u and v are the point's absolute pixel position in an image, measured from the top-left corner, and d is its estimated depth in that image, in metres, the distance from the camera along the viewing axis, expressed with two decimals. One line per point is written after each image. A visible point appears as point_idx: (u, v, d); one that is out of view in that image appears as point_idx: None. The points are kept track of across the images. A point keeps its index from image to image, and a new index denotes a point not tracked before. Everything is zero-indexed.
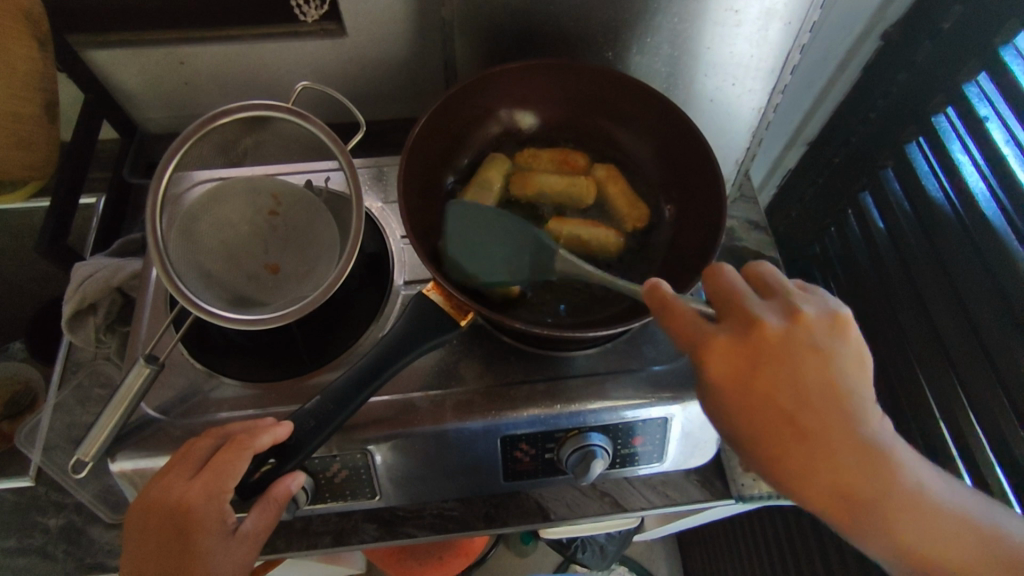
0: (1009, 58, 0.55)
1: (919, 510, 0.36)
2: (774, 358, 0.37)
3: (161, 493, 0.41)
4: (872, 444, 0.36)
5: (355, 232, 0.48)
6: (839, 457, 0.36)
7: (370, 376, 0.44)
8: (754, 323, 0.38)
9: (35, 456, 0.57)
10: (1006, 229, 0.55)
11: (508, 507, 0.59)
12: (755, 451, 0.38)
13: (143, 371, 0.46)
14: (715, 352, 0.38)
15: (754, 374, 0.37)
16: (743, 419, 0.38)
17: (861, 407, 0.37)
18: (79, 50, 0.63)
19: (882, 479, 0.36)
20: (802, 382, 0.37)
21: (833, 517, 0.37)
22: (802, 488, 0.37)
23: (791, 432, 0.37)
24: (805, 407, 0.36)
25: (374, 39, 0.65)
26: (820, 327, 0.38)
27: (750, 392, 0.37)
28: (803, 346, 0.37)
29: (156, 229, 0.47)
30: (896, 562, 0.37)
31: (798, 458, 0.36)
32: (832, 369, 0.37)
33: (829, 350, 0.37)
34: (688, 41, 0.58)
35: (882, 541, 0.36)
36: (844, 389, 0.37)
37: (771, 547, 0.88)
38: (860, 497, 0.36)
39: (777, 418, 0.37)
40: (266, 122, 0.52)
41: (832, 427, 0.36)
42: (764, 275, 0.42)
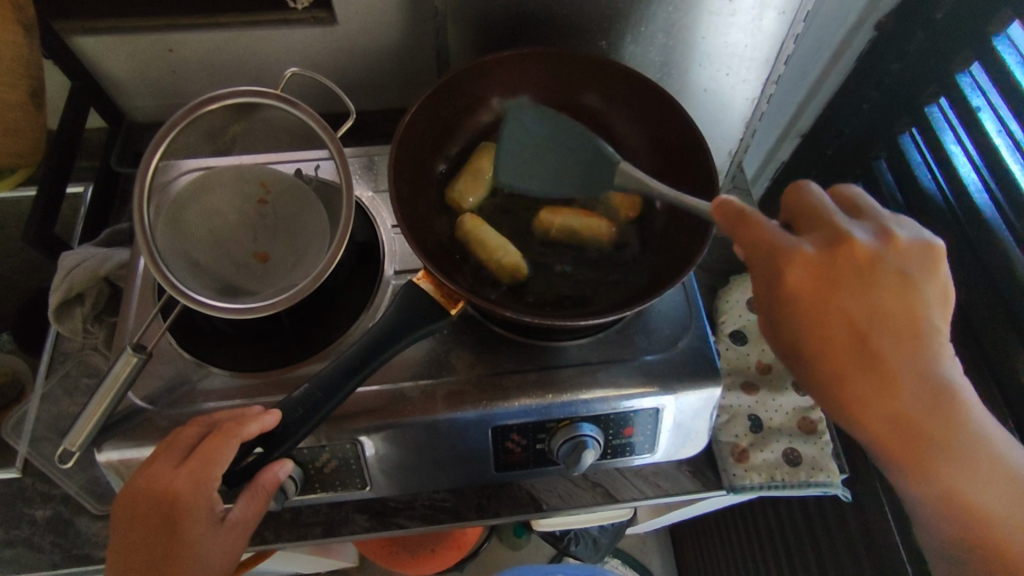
0: (1001, 48, 0.55)
1: (961, 439, 0.38)
2: (858, 281, 0.38)
3: (148, 482, 0.41)
4: (931, 375, 0.38)
5: (345, 220, 0.48)
6: (899, 378, 0.38)
7: (359, 364, 0.44)
8: (845, 244, 0.38)
9: (21, 447, 0.56)
10: (1000, 221, 0.55)
11: (499, 498, 0.59)
12: (812, 370, 0.40)
13: (130, 360, 0.45)
14: (796, 269, 0.38)
15: (833, 294, 0.38)
16: (809, 332, 0.39)
17: (937, 341, 0.38)
18: (65, 37, 0.62)
19: (941, 412, 0.38)
20: (880, 303, 0.38)
21: (878, 440, 0.39)
22: (852, 403, 0.39)
23: (859, 350, 0.38)
24: (878, 327, 0.38)
25: (365, 27, 0.65)
26: (913, 256, 0.39)
27: (826, 307, 0.38)
28: (891, 271, 0.38)
29: (143, 217, 0.46)
30: (923, 484, 0.39)
31: (858, 375, 0.38)
32: (914, 295, 0.38)
33: (916, 278, 0.38)
34: (682, 30, 0.58)
35: (917, 463, 0.39)
36: (920, 315, 0.38)
37: (762, 539, 0.89)
38: (911, 424, 0.38)
39: (847, 335, 0.38)
40: (254, 109, 0.51)
41: (899, 350, 0.38)
42: (853, 202, 0.43)
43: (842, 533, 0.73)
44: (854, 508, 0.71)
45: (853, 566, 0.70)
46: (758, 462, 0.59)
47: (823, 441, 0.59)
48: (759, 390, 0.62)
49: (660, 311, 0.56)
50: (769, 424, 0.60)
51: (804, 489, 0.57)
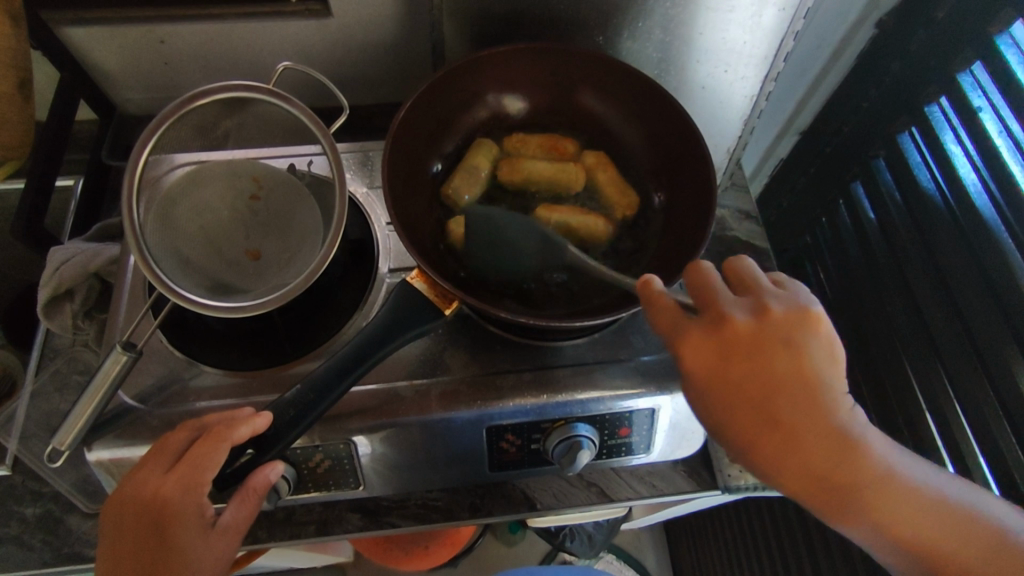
0: (1003, 48, 0.54)
1: (887, 485, 0.39)
2: (748, 358, 0.38)
3: (136, 487, 0.40)
4: (842, 433, 0.38)
5: (338, 217, 0.47)
6: (814, 447, 0.38)
7: (352, 365, 0.43)
8: (729, 324, 0.38)
9: (10, 444, 0.56)
10: (1000, 223, 0.54)
11: (493, 497, 0.58)
12: (730, 443, 0.40)
13: (120, 358, 0.44)
14: (692, 351, 0.39)
15: (729, 372, 0.38)
16: (724, 416, 0.39)
17: (834, 401, 0.38)
18: (53, 27, 0.61)
19: (850, 465, 0.38)
20: (778, 378, 0.37)
21: (806, 500, 0.39)
22: (779, 478, 0.39)
23: (772, 428, 0.38)
24: (782, 401, 0.38)
25: (359, 21, 0.64)
26: (794, 321, 0.38)
27: (729, 390, 0.38)
28: (778, 343, 0.38)
29: (132, 214, 0.45)
30: (866, 534, 0.40)
31: (778, 452, 0.38)
32: (807, 364, 0.38)
33: (804, 343, 0.38)
34: (681, 26, 0.57)
35: (856, 518, 0.39)
36: (817, 379, 0.38)
37: (757, 536, 0.89)
38: (829, 482, 0.38)
39: (757, 417, 0.38)
40: (246, 103, 0.51)
41: (807, 420, 0.38)
42: (741, 268, 0.42)
43: (836, 532, 0.73)
44: None
45: (847, 566, 0.71)
46: None
47: None
48: None
49: None
50: None
51: None
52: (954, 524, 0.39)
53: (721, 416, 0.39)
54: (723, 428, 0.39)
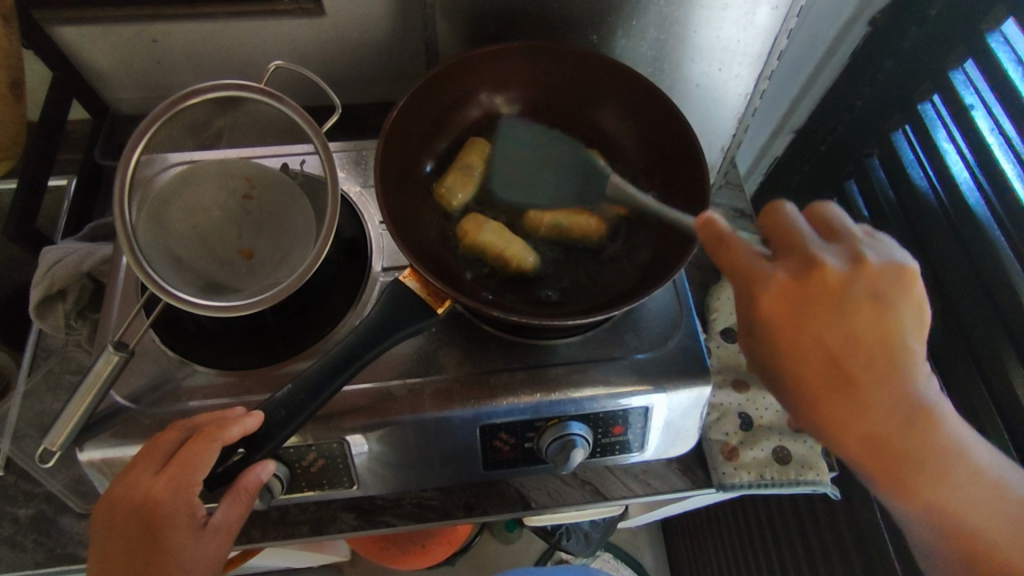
0: (994, 45, 0.55)
1: (936, 452, 0.39)
2: (827, 301, 0.38)
3: (127, 488, 0.40)
4: (908, 398, 0.38)
5: (330, 216, 0.47)
6: (876, 407, 0.38)
7: (343, 364, 0.43)
8: (816, 268, 0.38)
9: (3, 445, 0.56)
10: (992, 222, 0.55)
11: (488, 495, 0.58)
12: (785, 375, 0.40)
13: (111, 358, 0.44)
14: (770, 290, 0.39)
15: (803, 311, 0.38)
16: (787, 359, 0.39)
17: (910, 356, 0.38)
18: (46, 26, 0.61)
19: (904, 422, 0.38)
20: (857, 332, 0.37)
21: (850, 447, 0.40)
22: (829, 427, 0.40)
23: (838, 379, 0.38)
24: (852, 358, 0.38)
25: (353, 20, 0.63)
26: (886, 280, 0.38)
27: (798, 330, 0.38)
28: (867, 300, 0.37)
29: (124, 214, 0.45)
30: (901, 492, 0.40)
31: (837, 405, 0.39)
32: (891, 323, 0.38)
33: (891, 303, 0.37)
34: (675, 25, 0.57)
35: (891, 476, 0.40)
36: (899, 340, 0.38)
37: (753, 535, 0.89)
38: (878, 431, 0.38)
39: (823, 366, 0.38)
40: (238, 102, 0.50)
41: (882, 376, 0.38)
42: (828, 219, 0.42)
43: (831, 529, 0.73)
44: (844, 505, 0.71)
45: (842, 564, 0.71)
46: (748, 461, 0.59)
47: (813, 439, 0.59)
48: (749, 387, 0.62)
49: (650, 309, 0.56)
50: (758, 422, 0.60)
51: (794, 487, 0.57)
52: (982, 504, 0.39)
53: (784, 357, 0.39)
54: (785, 367, 0.40)
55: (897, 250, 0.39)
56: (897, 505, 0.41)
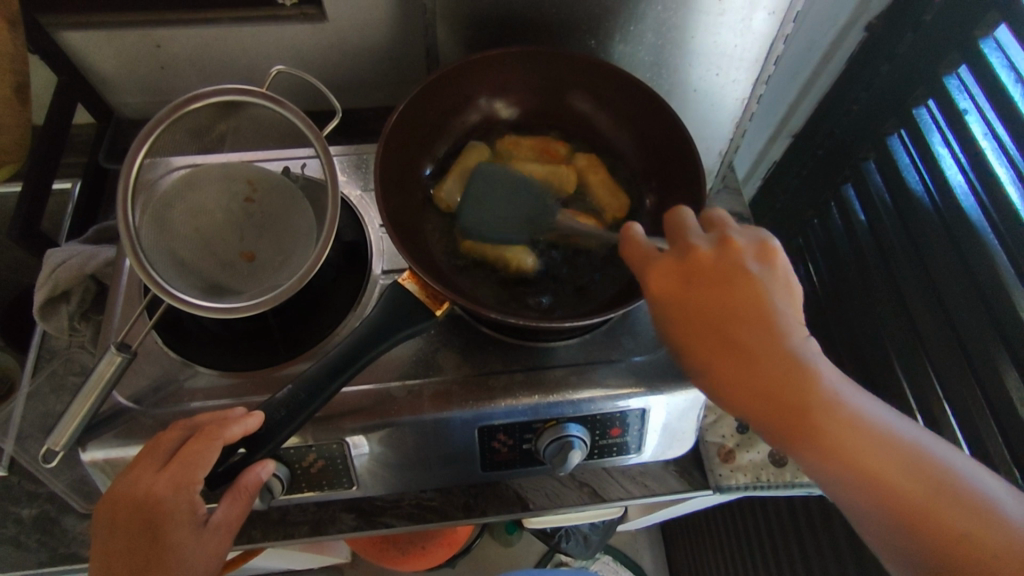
0: (988, 51, 0.55)
1: (844, 417, 0.38)
2: (708, 277, 0.40)
3: (129, 487, 0.40)
4: (800, 358, 0.38)
5: (330, 220, 0.48)
6: (767, 369, 0.38)
7: (343, 366, 0.43)
8: (690, 249, 0.41)
9: (8, 445, 0.57)
10: (986, 225, 0.55)
11: (486, 497, 0.59)
12: (692, 364, 0.41)
13: (114, 359, 0.45)
14: (658, 273, 0.41)
15: (689, 289, 0.41)
16: (679, 335, 0.41)
17: (788, 323, 0.40)
18: (51, 32, 0.62)
19: (804, 388, 0.38)
20: (730, 297, 0.40)
21: (767, 425, 0.39)
22: (738, 400, 0.40)
23: (725, 347, 0.39)
24: (733, 322, 0.39)
25: (354, 25, 0.64)
26: (750, 251, 0.41)
27: (689, 309, 0.40)
28: (735, 265, 0.40)
29: (127, 217, 0.46)
30: (828, 468, 0.38)
31: (733, 374, 0.39)
32: (762, 286, 0.40)
33: (756, 269, 0.40)
34: (672, 30, 0.58)
35: (817, 453, 0.38)
36: (771, 303, 0.40)
37: (751, 537, 0.89)
38: (783, 401, 0.38)
39: (708, 335, 0.40)
40: (240, 107, 0.51)
41: (765, 338, 0.39)
42: (712, 216, 0.45)
43: (828, 532, 0.73)
44: (841, 507, 0.71)
45: (839, 566, 0.71)
46: (745, 463, 0.59)
47: None
48: None
49: (648, 311, 0.56)
50: None
51: (791, 489, 0.58)
52: (915, 472, 0.37)
53: (677, 334, 0.41)
54: (682, 344, 0.41)
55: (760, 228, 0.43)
56: (837, 492, 0.39)
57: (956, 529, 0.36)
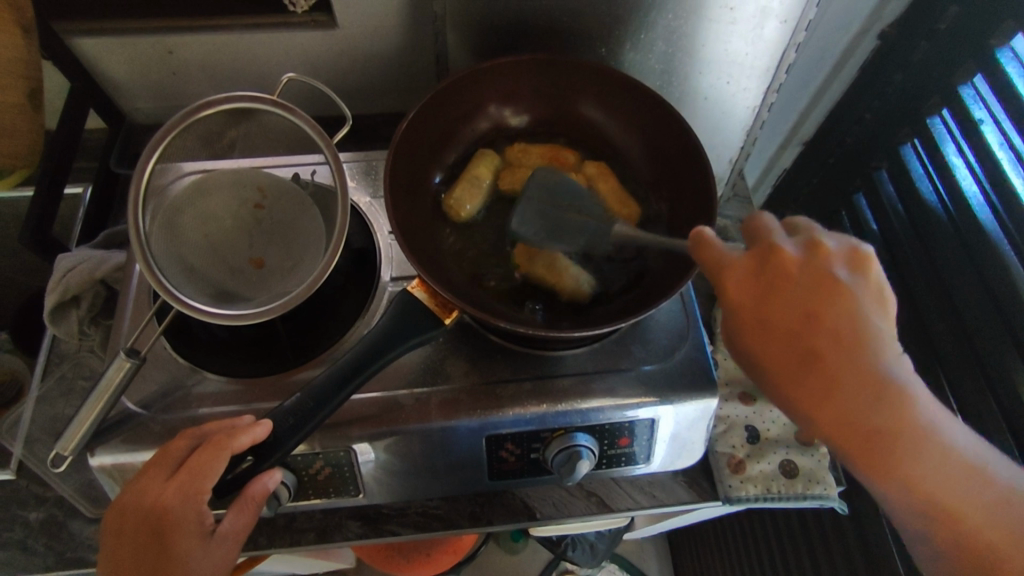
0: (1004, 60, 0.55)
1: (929, 449, 0.36)
2: (794, 287, 0.37)
3: (137, 495, 0.40)
4: (901, 390, 0.36)
5: (339, 228, 0.48)
6: (863, 402, 0.35)
7: (351, 374, 0.43)
8: (777, 256, 0.38)
9: (16, 449, 0.58)
10: (1002, 236, 0.54)
11: (493, 505, 0.58)
12: (766, 377, 0.38)
13: (123, 365, 0.45)
14: (736, 279, 0.38)
15: (772, 300, 0.37)
16: (758, 356, 0.38)
17: (883, 343, 0.36)
18: (64, 38, 0.62)
19: (894, 416, 0.35)
20: (822, 318, 0.36)
21: (844, 452, 0.37)
22: (820, 426, 0.37)
23: (816, 373, 0.36)
24: (825, 346, 0.36)
25: (364, 32, 0.64)
26: (841, 261, 0.38)
27: (769, 322, 0.37)
28: (825, 279, 0.37)
29: (137, 224, 0.46)
30: (902, 498, 0.37)
31: (817, 398, 0.36)
32: (858, 306, 0.36)
33: (852, 284, 0.37)
34: (683, 38, 0.58)
35: (892, 483, 0.36)
36: (869, 324, 0.36)
37: (760, 548, 0.88)
38: (869, 431, 0.36)
39: (794, 359, 0.37)
40: (251, 114, 0.51)
41: (863, 366, 0.35)
42: (792, 221, 0.42)
43: (839, 544, 0.72)
44: (851, 519, 0.70)
45: None
46: (755, 474, 0.58)
47: (821, 453, 0.59)
48: (756, 400, 0.62)
49: (657, 320, 0.56)
50: (765, 435, 0.60)
51: (800, 501, 0.57)
52: (987, 508, 0.36)
53: (755, 353, 0.38)
54: (759, 363, 0.38)
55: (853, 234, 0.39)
56: (901, 518, 0.38)
57: None
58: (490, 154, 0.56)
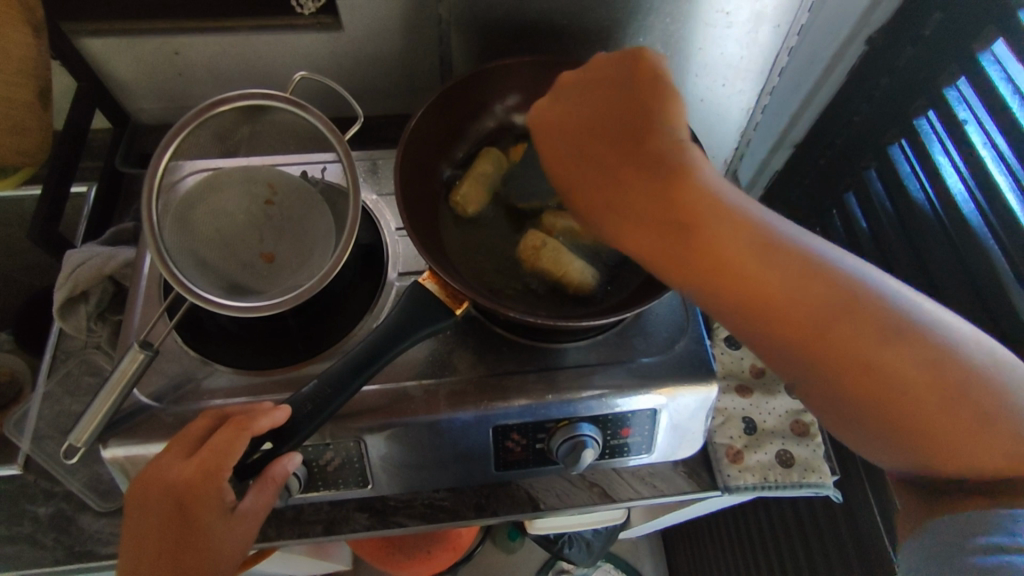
0: (986, 64, 0.57)
1: (735, 241, 0.39)
2: (597, 115, 0.44)
3: (160, 471, 0.42)
4: (696, 180, 0.41)
5: (351, 223, 0.49)
6: (667, 196, 0.40)
7: (366, 362, 0.44)
8: (583, 93, 0.46)
9: (24, 444, 0.58)
10: (986, 233, 0.57)
11: (498, 497, 0.59)
12: (592, 210, 0.43)
13: (137, 356, 0.46)
14: (550, 129, 0.46)
15: (584, 132, 0.44)
16: (575, 180, 0.44)
17: (675, 145, 0.42)
18: (73, 39, 0.63)
19: (688, 210, 0.40)
20: (618, 126, 0.43)
21: (669, 266, 0.40)
22: (641, 242, 0.41)
23: (617, 175, 0.42)
24: (622, 153, 0.42)
25: (368, 35, 0.66)
26: (627, 74, 0.45)
27: (581, 154, 0.44)
28: (616, 93, 0.44)
29: (152, 218, 0.48)
30: (732, 308, 0.40)
31: (627, 211, 0.41)
32: (642, 113, 0.43)
33: (635, 91, 0.44)
34: (680, 41, 0.61)
35: (718, 289, 0.39)
36: (653, 121, 0.43)
37: (754, 541, 0.90)
38: (679, 230, 0.40)
39: (603, 170, 0.43)
40: (264, 112, 0.52)
41: (656, 155, 0.41)
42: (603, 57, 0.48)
43: (832, 533, 0.74)
44: (845, 511, 0.72)
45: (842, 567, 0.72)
46: (752, 463, 0.60)
47: (816, 443, 0.61)
48: (753, 392, 0.64)
49: (657, 314, 0.57)
50: (762, 426, 0.62)
51: (797, 489, 0.59)
52: (815, 297, 0.38)
53: (576, 179, 0.44)
54: (580, 189, 0.44)
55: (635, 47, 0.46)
56: (749, 336, 0.40)
57: (864, 355, 0.37)
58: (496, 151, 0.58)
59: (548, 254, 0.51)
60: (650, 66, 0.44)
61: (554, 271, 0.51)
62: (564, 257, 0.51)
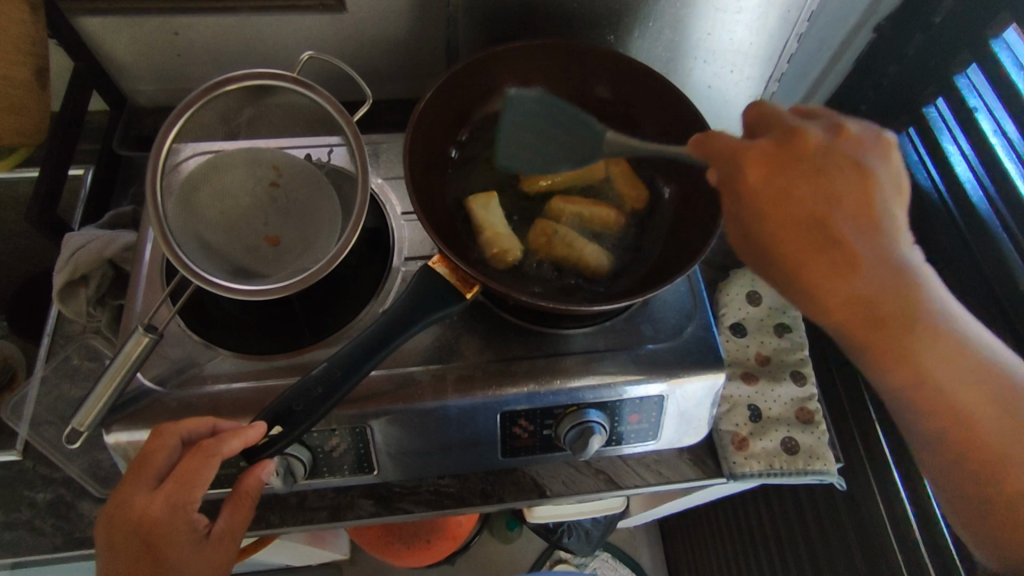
0: (999, 50, 0.56)
1: (933, 325, 0.38)
2: (812, 167, 0.40)
3: (123, 508, 0.40)
4: (905, 272, 0.38)
5: (360, 205, 0.48)
6: (867, 273, 0.38)
7: (376, 346, 0.44)
8: (796, 139, 0.42)
9: (22, 431, 0.56)
10: (997, 222, 0.57)
11: (503, 483, 0.59)
12: (772, 256, 0.41)
13: (142, 340, 0.45)
14: (752, 164, 0.41)
15: (789, 178, 0.40)
16: (775, 229, 0.40)
17: (894, 227, 0.40)
18: (69, 17, 0.62)
19: (898, 288, 0.38)
20: (838, 189, 0.40)
21: (851, 327, 0.39)
22: (830, 303, 0.39)
23: (824, 236, 0.39)
24: (841, 215, 0.39)
25: (373, 16, 0.64)
26: (866, 143, 0.42)
27: (777, 204, 0.40)
28: (847, 158, 0.41)
29: (157, 199, 0.46)
30: (900, 376, 0.38)
31: (825, 270, 0.38)
32: (872, 180, 0.40)
33: (866, 163, 0.41)
34: (690, 27, 0.61)
35: (894, 356, 0.38)
36: (877, 196, 0.40)
37: (752, 528, 0.91)
38: (878, 300, 0.38)
39: (809, 231, 0.39)
40: (269, 92, 0.51)
41: (869, 227, 0.39)
42: (810, 109, 0.46)
43: (832, 520, 0.75)
44: (846, 500, 0.72)
45: (843, 555, 0.73)
46: (758, 450, 0.60)
47: (820, 430, 0.61)
48: (758, 380, 0.64)
49: (666, 300, 0.57)
50: (767, 413, 0.62)
51: (802, 476, 0.59)
52: (982, 390, 0.38)
53: (768, 229, 0.40)
54: (767, 240, 0.40)
55: (873, 124, 0.44)
56: (898, 401, 0.40)
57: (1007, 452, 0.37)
58: (487, 194, 0.53)
59: (556, 241, 0.52)
60: (889, 148, 0.42)
61: (566, 259, 0.52)
62: (573, 245, 0.51)
